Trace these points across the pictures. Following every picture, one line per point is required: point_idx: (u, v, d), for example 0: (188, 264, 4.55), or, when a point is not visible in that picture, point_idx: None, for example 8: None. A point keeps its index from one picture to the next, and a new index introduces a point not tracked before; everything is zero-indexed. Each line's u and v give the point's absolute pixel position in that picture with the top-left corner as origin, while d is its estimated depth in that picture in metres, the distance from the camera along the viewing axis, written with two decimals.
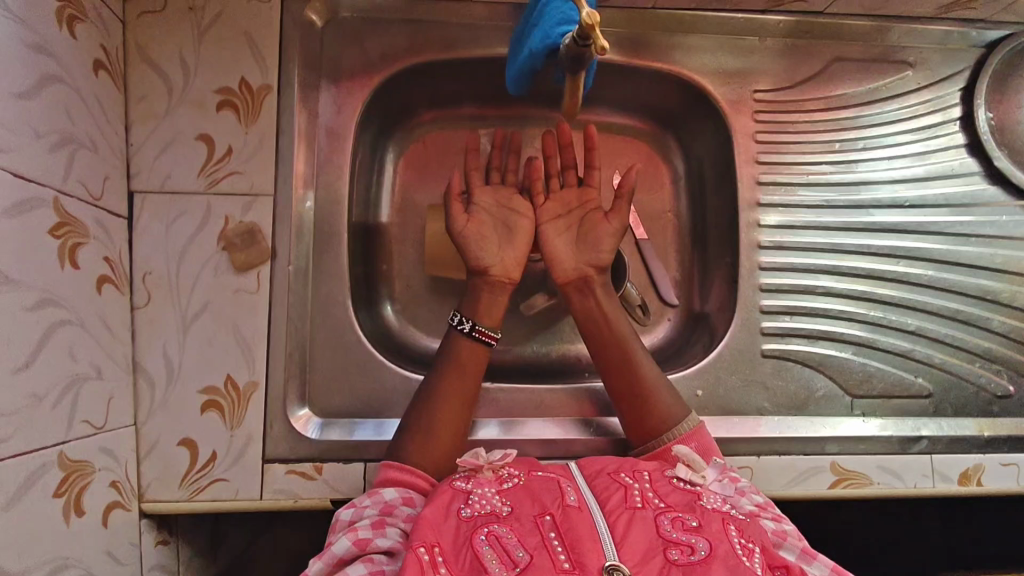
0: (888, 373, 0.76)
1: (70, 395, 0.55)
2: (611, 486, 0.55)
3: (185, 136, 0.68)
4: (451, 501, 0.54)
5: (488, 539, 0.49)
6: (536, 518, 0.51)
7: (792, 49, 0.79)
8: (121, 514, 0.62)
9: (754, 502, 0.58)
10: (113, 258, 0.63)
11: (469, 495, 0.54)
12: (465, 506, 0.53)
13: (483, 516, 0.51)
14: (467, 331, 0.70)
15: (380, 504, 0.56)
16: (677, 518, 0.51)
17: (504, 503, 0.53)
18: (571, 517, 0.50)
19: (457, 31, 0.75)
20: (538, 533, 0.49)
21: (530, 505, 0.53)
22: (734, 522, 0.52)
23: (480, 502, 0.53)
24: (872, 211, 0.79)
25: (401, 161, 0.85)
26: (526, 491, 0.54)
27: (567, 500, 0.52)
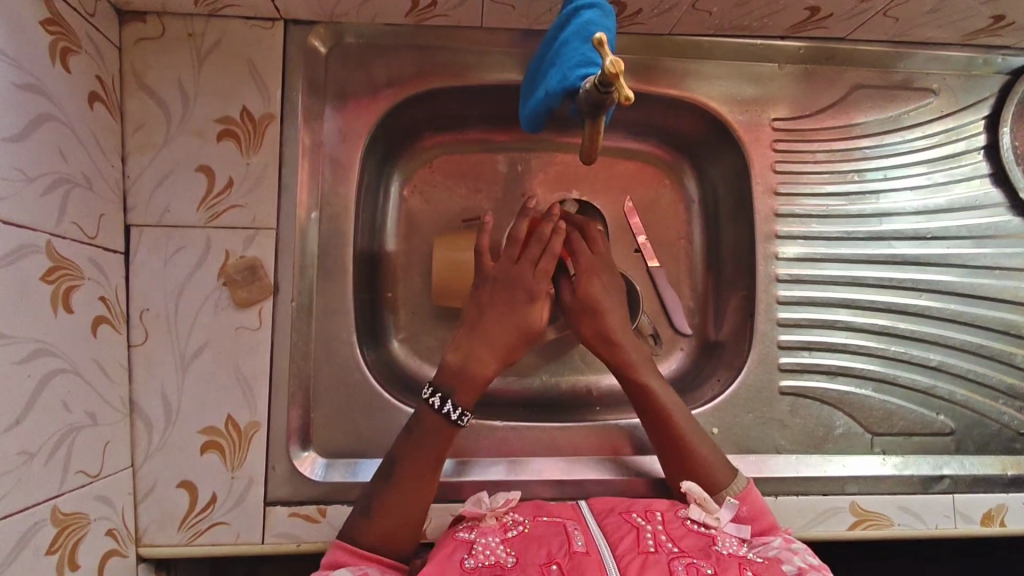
0: (909, 410, 0.74)
1: (65, 446, 0.52)
2: (623, 531, 0.53)
3: (184, 167, 0.66)
4: (453, 551, 0.51)
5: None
6: (542, 568, 0.48)
7: (812, 75, 0.77)
8: (117, 563, 0.59)
9: (806, 561, 0.54)
10: (109, 296, 0.61)
11: (473, 545, 0.52)
12: (468, 556, 0.50)
13: (487, 568, 0.49)
14: (447, 415, 0.61)
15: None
16: (692, 564, 0.49)
17: (509, 553, 0.50)
18: (581, 565, 0.48)
19: (466, 57, 0.73)
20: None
21: (537, 552, 0.50)
22: (751, 566, 0.50)
23: (484, 552, 0.51)
24: (893, 242, 0.77)
25: (407, 186, 0.83)
26: (532, 538, 0.52)
27: (575, 547, 0.50)
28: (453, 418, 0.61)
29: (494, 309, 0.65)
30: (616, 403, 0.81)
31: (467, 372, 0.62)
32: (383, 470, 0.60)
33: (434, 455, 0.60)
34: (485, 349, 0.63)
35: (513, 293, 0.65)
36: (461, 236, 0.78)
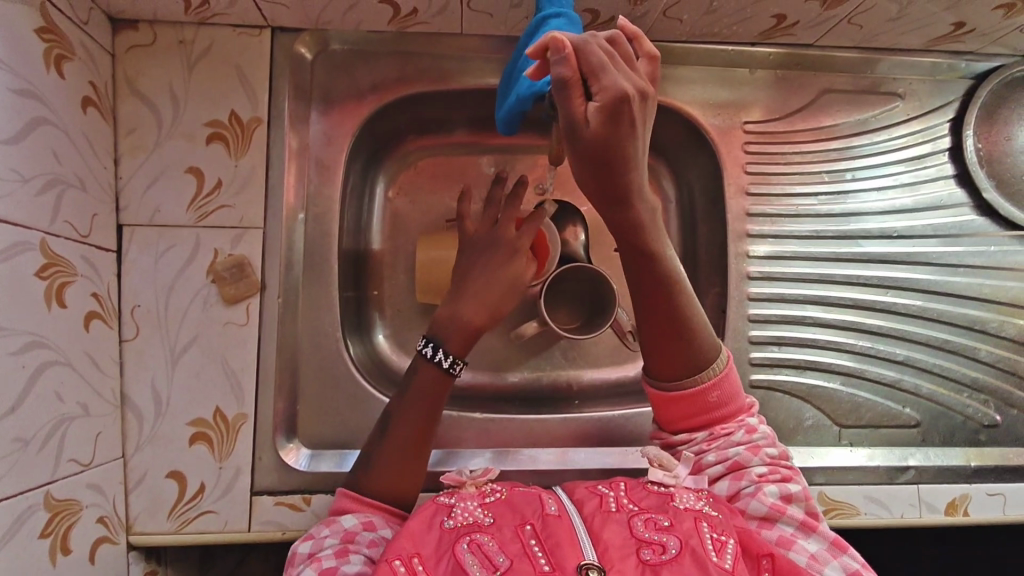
0: (876, 403, 0.77)
1: (58, 434, 0.55)
2: (589, 495, 0.54)
3: (174, 169, 0.68)
4: (433, 514, 0.53)
5: (469, 547, 0.48)
6: (516, 528, 0.50)
7: (782, 80, 0.80)
8: (109, 548, 0.61)
9: (765, 461, 0.57)
10: (101, 293, 0.63)
11: (452, 508, 0.53)
12: (447, 517, 0.52)
13: (465, 527, 0.50)
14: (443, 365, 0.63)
15: (340, 533, 0.54)
16: (650, 519, 0.51)
17: (486, 514, 0.52)
18: (551, 525, 0.50)
19: (448, 63, 0.76)
20: (518, 541, 0.48)
21: (512, 516, 0.52)
22: (709, 518, 0.51)
23: (462, 513, 0.52)
24: (861, 241, 0.80)
25: (392, 187, 0.85)
26: (507, 504, 0.54)
27: (548, 510, 0.52)
28: (444, 366, 0.63)
29: (482, 265, 0.67)
30: (595, 398, 0.84)
31: (458, 322, 0.64)
32: (379, 429, 0.62)
33: (426, 404, 0.62)
34: (476, 303, 0.65)
35: (498, 250, 0.67)
36: (445, 236, 0.81)
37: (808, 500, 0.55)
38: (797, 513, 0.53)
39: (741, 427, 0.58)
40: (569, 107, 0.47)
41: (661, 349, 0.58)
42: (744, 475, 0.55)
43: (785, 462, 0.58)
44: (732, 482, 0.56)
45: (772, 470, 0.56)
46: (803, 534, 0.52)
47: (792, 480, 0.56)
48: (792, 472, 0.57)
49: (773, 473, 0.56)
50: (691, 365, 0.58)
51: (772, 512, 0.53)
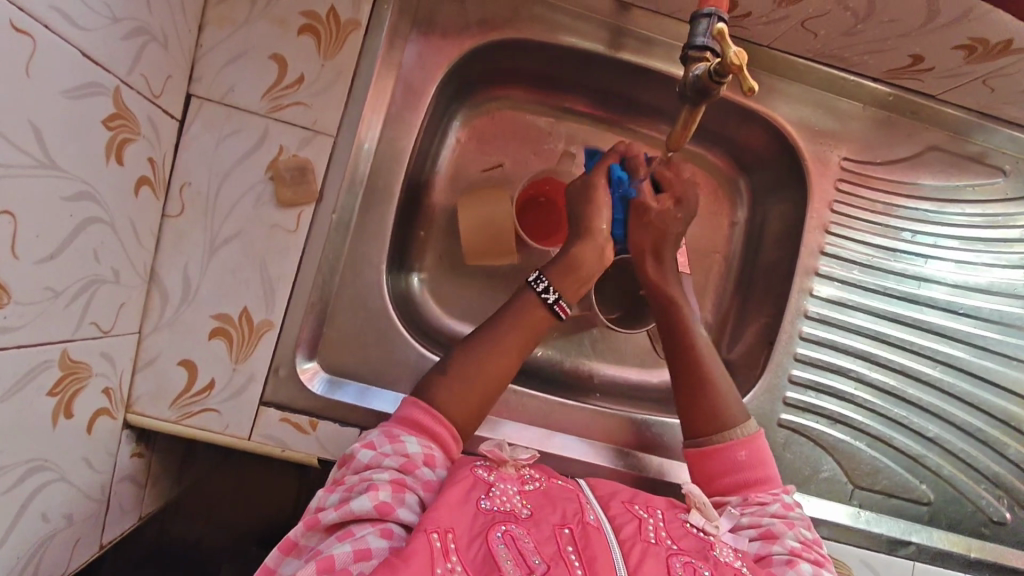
0: (894, 471, 0.75)
1: (87, 294, 0.52)
2: (627, 517, 0.53)
3: (258, 53, 0.64)
4: (470, 488, 0.52)
5: (504, 538, 0.47)
6: (554, 528, 0.49)
7: (889, 125, 0.77)
8: (106, 422, 0.58)
9: (799, 538, 0.58)
10: (156, 160, 0.60)
11: (490, 488, 0.53)
12: (484, 498, 0.51)
13: (501, 514, 0.50)
14: (551, 301, 0.65)
15: (400, 457, 0.54)
16: (689, 563, 0.50)
17: (524, 507, 0.51)
18: (591, 535, 0.49)
19: (562, 18, 0.73)
20: (555, 543, 0.48)
21: (551, 512, 0.51)
22: None
23: (500, 498, 0.52)
24: (924, 309, 0.77)
25: (466, 130, 0.82)
26: (547, 501, 0.53)
27: (588, 518, 0.51)
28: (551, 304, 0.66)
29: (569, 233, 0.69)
30: (614, 395, 0.82)
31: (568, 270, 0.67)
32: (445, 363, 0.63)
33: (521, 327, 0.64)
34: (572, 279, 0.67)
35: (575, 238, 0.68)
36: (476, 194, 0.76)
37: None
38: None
39: (777, 500, 0.61)
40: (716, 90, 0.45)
41: (688, 412, 0.67)
42: (776, 542, 0.57)
43: (816, 546, 0.58)
44: (763, 544, 0.57)
45: (805, 549, 0.57)
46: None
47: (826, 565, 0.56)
48: (827, 560, 0.57)
49: (807, 549, 0.57)
50: (714, 421, 0.65)
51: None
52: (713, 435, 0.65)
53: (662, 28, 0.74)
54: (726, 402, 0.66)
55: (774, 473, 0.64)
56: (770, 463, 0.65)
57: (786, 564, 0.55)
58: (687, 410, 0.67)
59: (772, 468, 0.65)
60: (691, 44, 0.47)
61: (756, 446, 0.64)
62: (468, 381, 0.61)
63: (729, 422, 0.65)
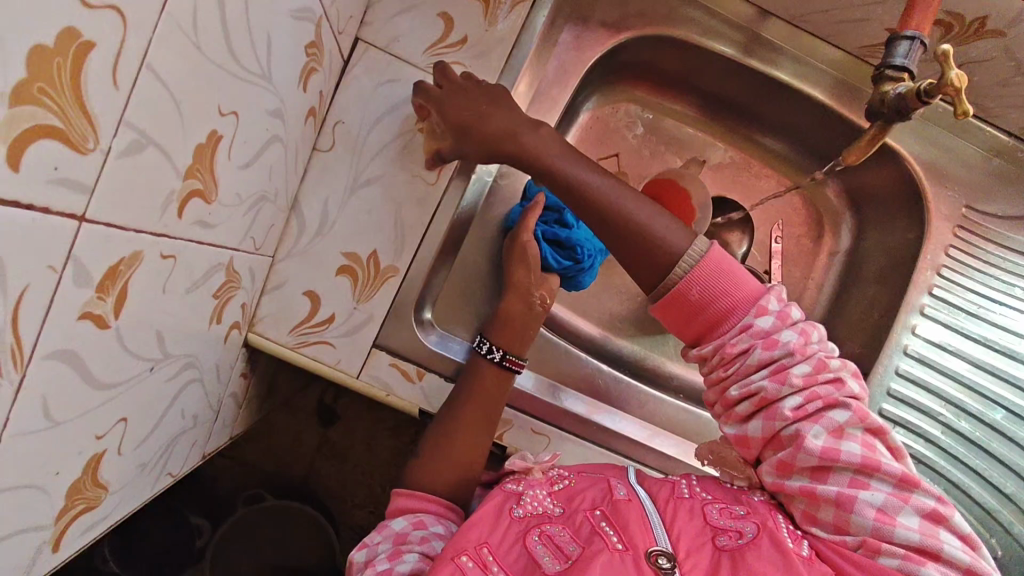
0: (966, 520, 0.75)
1: (255, 209, 0.53)
2: (659, 485, 0.57)
3: (428, 8, 0.65)
4: (501, 501, 0.56)
5: (540, 539, 0.51)
6: (586, 513, 0.53)
7: (1016, 179, 0.77)
8: (235, 336, 0.60)
9: (799, 387, 0.52)
10: (323, 95, 0.62)
11: (521, 497, 0.56)
12: (516, 506, 0.55)
13: (535, 517, 0.53)
14: (497, 360, 0.65)
15: (392, 536, 0.56)
16: (725, 508, 0.53)
17: (555, 505, 0.55)
18: (622, 508, 0.52)
19: (713, 24, 0.74)
20: (589, 523, 0.51)
21: (581, 500, 0.55)
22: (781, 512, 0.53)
23: (531, 502, 0.55)
24: (1022, 367, 0.76)
25: (592, 117, 0.83)
26: (576, 492, 0.56)
27: (617, 494, 0.54)
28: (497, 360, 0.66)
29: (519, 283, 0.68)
30: (695, 397, 0.84)
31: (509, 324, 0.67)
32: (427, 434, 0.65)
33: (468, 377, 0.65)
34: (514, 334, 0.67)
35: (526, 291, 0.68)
36: None
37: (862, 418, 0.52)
38: (855, 450, 0.51)
39: (756, 344, 0.54)
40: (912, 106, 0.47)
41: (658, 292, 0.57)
42: (776, 417, 0.53)
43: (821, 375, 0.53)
44: (764, 422, 0.54)
45: (809, 398, 0.52)
46: (852, 483, 0.50)
47: (836, 404, 0.53)
48: (828, 396, 0.52)
49: (809, 401, 0.52)
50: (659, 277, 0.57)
51: (824, 462, 0.50)
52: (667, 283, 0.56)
53: (785, 36, 0.75)
54: (663, 247, 0.56)
55: (735, 285, 0.55)
56: (732, 282, 0.55)
57: (794, 446, 0.52)
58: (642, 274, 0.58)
59: (732, 279, 0.55)
60: (891, 64, 0.49)
61: (708, 274, 0.55)
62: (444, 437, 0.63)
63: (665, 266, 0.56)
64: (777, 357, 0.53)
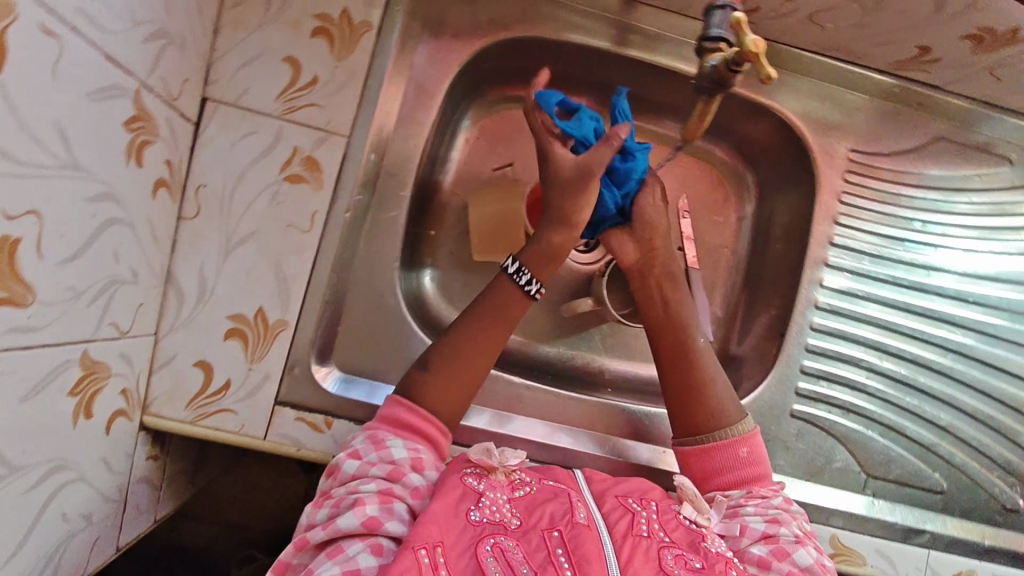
0: (907, 461, 0.75)
1: (106, 296, 0.52)
2: (619, 512, 0.56)
3: (272, 56, 0.63)
4: (460, 498, 0.54)
5: (493, 551, 0.49)
6: (543, 533, 0.51)
7: (897, 115, 0.77)
8: (123, 424, 0.59)
9: (802, 529, 0.60)
10: (174, 162, 0.59)
11: (480, 498, 0.54)
12: (474, 508, 0.53)
13: (490, 525, 0.52)
14: (529, 292, 0.67)
15: (387, 467, 0.56)
16: (681, 556, 0.52)
17: (514, 515, 0.53)
18: (579, 535, 0.51)
19: (570, 16, 0.73)
20: (544, 549, 0.50)
21: (539, 518, 0.53)
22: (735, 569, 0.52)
23: (490, 508, 0.54)
24: (934, 298, 0.77)
25: (475, 129, 0.82)
26: (535, 505, 0.55)
27: (577, 518, 0.53)
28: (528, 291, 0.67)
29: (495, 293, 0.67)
30: (626, 391, 0.83)
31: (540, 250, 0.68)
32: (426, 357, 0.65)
33: (494, 315, 0.66)
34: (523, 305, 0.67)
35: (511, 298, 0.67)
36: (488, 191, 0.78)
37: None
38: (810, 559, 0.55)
39: (778, 495, 0.63)
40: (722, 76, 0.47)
41: (693, 441, 0.66)
42: (783, 525, 0.58)
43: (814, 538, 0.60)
44: (768, 523, 0.58)
45: (809, 537, 0.59)
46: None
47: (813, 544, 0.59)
48: (824, 550, 0.59)
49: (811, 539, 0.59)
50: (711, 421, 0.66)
51: (814, 566, 0.54)
52: (712, 435, 0.65)
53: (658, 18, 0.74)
54: (725, 406, 0.67)
55: (768, 468, 0.65)
56: (764, 458, 0.66)
57: (796, 543, 0.56)
58: (678, 405, 0.67)
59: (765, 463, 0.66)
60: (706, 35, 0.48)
61: (753, 443, 0.65)
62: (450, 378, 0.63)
63: (725, 422, 0.66)
64: (793, 513, 0.62)
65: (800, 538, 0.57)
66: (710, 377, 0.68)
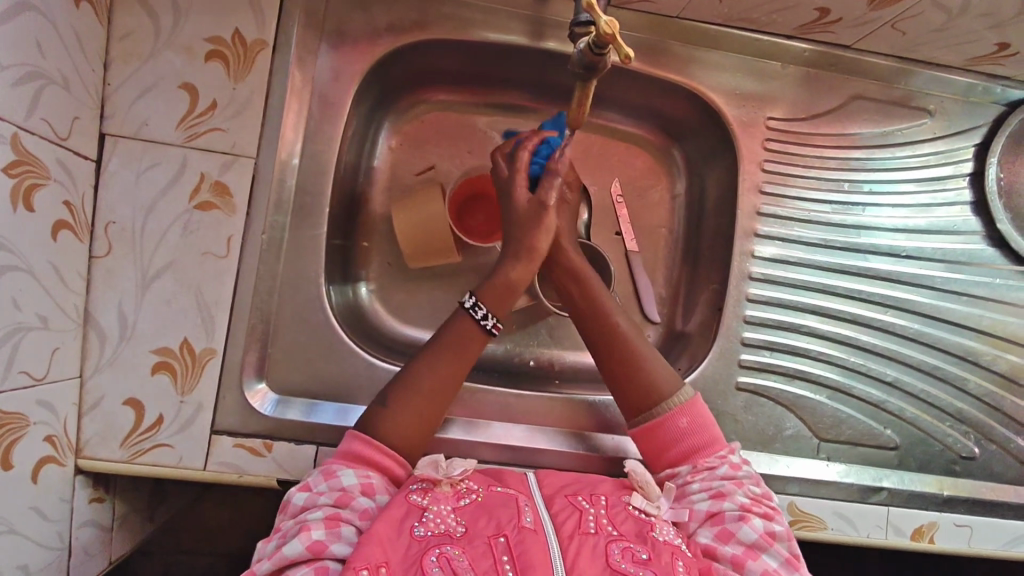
0: (858, 421, 0.75)
1: (10, 344, 0.52)
2: (567, 511, 0.53)
3: (166, 84, 0.63)
4: (404, 517, 0.52)
5: (437, 560, 0.46)
6: (489, 539, 0.49)
7: (812, 79, 0.77)
8: (54, 470, 0.58)
9: (748, 495, 0.59)
10: (74, 203, 0.59)
11: (424, 513, 0.52)
12: (419, 524, 0.51)
13: (435, 537, 0.49)
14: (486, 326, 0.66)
15: (336, 493, 0.55)
16: (628, 548, 0.50)
17: (459, 523, 0.51)
18: (526, 540, 0.48)
19: (471, 13, 0.73)
20: (491, 556, 0.47)
21: (486, 523, 0.51)
22: (682, 557, 0.51)
23: (435, 520, 0.51)
24: (868, 256, 0.78)
25: (396, 137, 0.82)
26: (484, 508, 0.53)
27: (524, 522, 0.51)
28: (485, 327, 0.66)
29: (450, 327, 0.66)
30: (574, 380, 0.82)
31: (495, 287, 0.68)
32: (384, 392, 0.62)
33: (452, 353, 0.64)
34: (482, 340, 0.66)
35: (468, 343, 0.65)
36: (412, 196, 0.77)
37: (789, 540, 0.57)
38: (755, 534, 0.55)
39: (724, 462, 0.62)
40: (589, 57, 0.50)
41: (640, 421, 0.66)
42: (726, 500, 0.58)
43: (766, 501, 0.60)
44: (713, 501, 0.58)
45: (755, 504, 0.58)
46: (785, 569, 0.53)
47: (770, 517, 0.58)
48: (774, 510, 0.58)
49: (758, 505, 0.58)
50: (649, 399, 0.66)
51: (760, 540, 0.54)
52: (654, 411, 0.65)
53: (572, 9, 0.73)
54: (661, 378, 0.66)
55: (718, 433, 0.65)
56: (712, 424, 0.65)
57: (739, 518, 0.56)
58: (620, 393, 0.67)
59: (713, 426, 0.65)
60: (577, 20, 0.53)
61: (694, 410, 0.65)
62: (402, 418, 0.60)
63: (664, 395, 0.65)
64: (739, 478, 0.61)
65: (746, 513, 0.56)
66: (642, 354, 0.67)
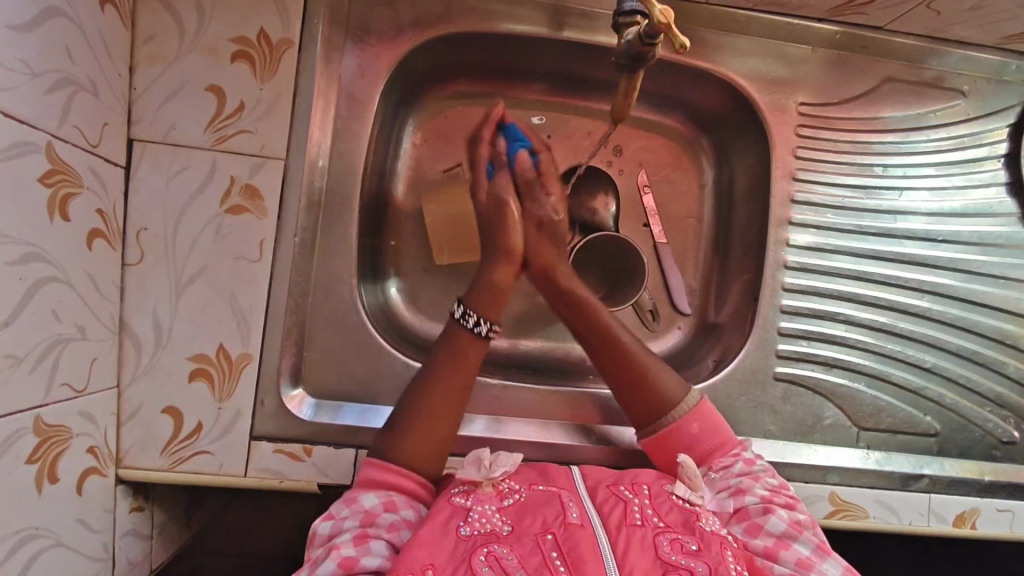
0: (898, 409, 0.74)
1: (52, 356, 0.51)
2: (612, 502, 0.53)
3: (192, 86, 0.62)
4: (449, 517, 0.51)
5: (487, 560, 0.45)
6: (536, 538, 0.48)
7: (841, 62, 0.76)
8: (97, 481, 0.58)
9: (767, 487, 0.58)
10: (107, 210, 0.58)
11: (469, 513, 0.51)
12: (464, 523, 0.50)
13: (483, 536, 0.48)
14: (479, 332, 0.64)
15: (360, 514, 0.53)
16: (677, 539, 0.49)
17: (505, 523, 0.50)
18: (574, 536, 0.47)
19: (495, 5, 0.71)
20: (539, 553, 0.46)
21: (532, 522, 0.50)
22: (732, 547, 0.50)
23: (480, 519, 0.50)
24: (904, 241, 0.77)
25: (419, 134, 0.81)
26: (529, 508, 0.51)
27: (570, 518, 0.49)
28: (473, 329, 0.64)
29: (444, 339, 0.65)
30: None
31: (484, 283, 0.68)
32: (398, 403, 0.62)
33: (451, 363, 0.63)
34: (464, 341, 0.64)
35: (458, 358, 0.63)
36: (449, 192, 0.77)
37: (814, 528, 0.56)
38: (781, 524, 0.53)
39: (739, 459, 0.61)
40: (634, 48, 0.52)
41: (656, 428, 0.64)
42: (748, 494, 0.57)
43: (787, 490, 0.59)
44: (734, 497, 0.57)
45: (776, 495, 0.57)
46: (818, 555, 0.52)
47: (794, 505, 0.57)
48: (796, 500, 0.57)
49: (777, 495, 0.57)
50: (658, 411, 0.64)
51: (789, 530, 0.53)
52: (661, 421, 0.64)
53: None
54: (668, 389, 0.65)
55: (731, 432, 0.64)
56: (724, 425, 0.64)
57: (764, 511, 0.55)
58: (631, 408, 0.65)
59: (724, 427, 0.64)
60: (621, 10, 0.52)
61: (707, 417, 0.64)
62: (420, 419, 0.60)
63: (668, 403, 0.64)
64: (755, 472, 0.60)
65: (766, 504, 0.55)
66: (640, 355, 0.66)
